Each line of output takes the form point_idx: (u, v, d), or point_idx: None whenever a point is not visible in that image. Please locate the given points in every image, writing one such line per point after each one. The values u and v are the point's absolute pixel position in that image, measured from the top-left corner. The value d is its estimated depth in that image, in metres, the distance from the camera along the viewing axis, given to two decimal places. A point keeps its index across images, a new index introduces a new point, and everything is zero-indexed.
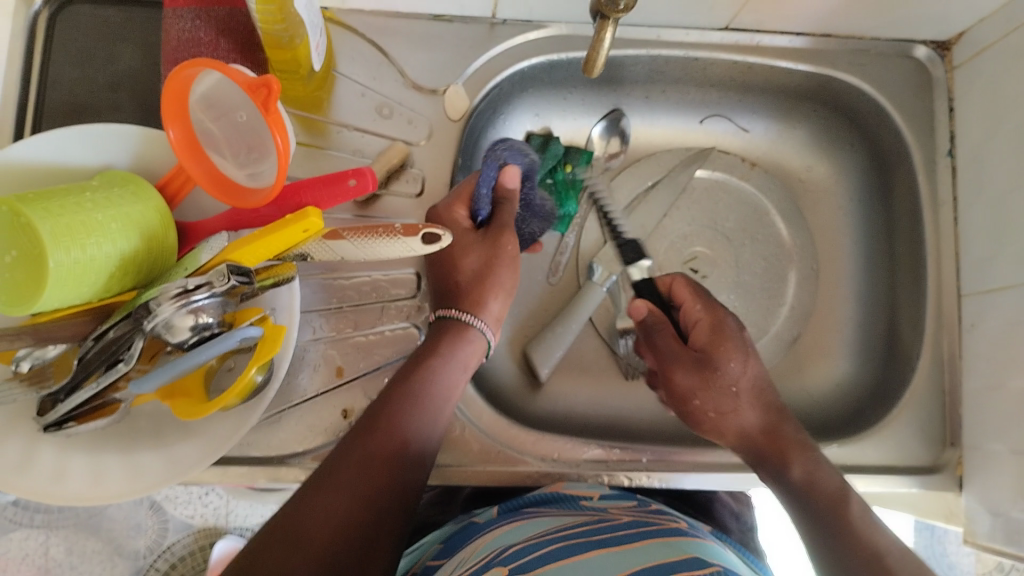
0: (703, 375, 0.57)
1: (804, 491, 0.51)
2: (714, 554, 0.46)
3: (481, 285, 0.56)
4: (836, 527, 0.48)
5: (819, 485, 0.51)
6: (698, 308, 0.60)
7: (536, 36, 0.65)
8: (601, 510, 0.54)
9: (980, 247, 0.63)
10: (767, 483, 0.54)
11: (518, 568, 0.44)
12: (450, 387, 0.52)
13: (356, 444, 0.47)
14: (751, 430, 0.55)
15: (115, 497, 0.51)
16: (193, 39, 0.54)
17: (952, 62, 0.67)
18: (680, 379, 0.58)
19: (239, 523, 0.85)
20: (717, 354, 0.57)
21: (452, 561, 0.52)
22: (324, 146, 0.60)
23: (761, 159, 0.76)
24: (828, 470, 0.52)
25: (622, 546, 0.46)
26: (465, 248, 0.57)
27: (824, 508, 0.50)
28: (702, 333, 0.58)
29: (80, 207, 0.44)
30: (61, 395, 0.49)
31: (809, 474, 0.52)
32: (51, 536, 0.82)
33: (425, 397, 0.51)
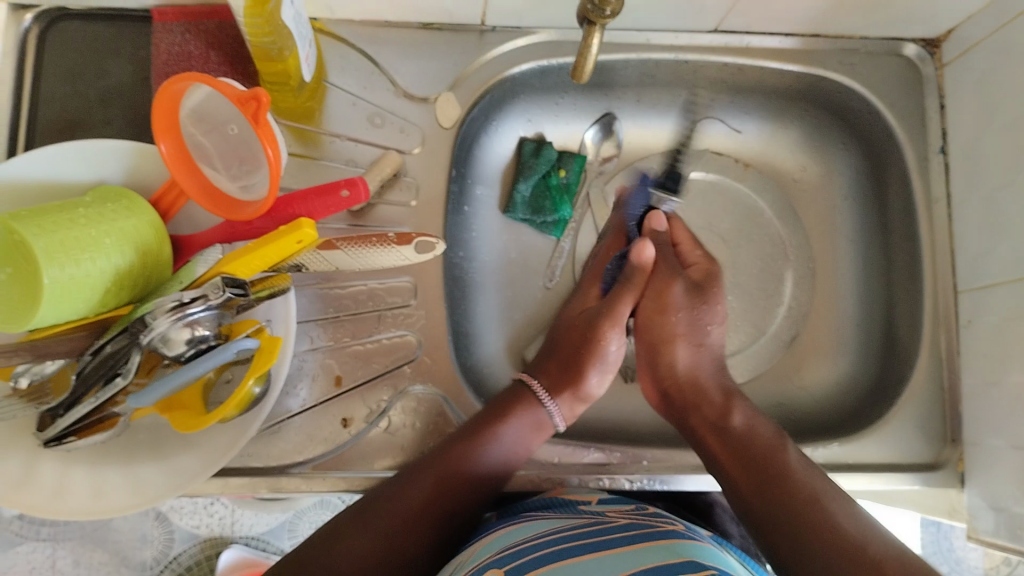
0: (693, 299, 0.64)
1: (743, 432, 0.56)
2: (710, 556, 0.46)
3: (569, 376, 0.61)
4: (778, 469, 0.53)
5: (757, 431, 0.56)
6: (696, 257, 0.67)
7: (525, 42, 0.65)
8: (599, 514, 0.54)
9: (975, 245, 0.63)
10: (699, 417, 0.59)
11: (514, 570, 0.45)
12: (520, 440, 0.57)
13: (416, 474, 0.53)
14: (701, 372, 0.62)
15: (118, 511, 0.51)
16: (184, 53, 0.56)
17: (942, 59, 0.67)
18: (671, 292, 0.64)
19: (245, 532, 0.85)
20: (711, 292, 0.65)
21: (450, 565, 0.52)
22: (317, 156, 0.60)
23: (755, 161, 0.76)
24: (766, 425, 0.57)
25: (616, 550, 0.46)
26: (577, 322, 0.64)
27: (765, 458, 0.54)
28: (699, 274, 0.66)
29: (73, 223, 0.45)
30: (60, 410, 0.49)
31: (749, 426, 0.57)
32: (58, 549, 0.82)
33: (492, 451, 0.55)
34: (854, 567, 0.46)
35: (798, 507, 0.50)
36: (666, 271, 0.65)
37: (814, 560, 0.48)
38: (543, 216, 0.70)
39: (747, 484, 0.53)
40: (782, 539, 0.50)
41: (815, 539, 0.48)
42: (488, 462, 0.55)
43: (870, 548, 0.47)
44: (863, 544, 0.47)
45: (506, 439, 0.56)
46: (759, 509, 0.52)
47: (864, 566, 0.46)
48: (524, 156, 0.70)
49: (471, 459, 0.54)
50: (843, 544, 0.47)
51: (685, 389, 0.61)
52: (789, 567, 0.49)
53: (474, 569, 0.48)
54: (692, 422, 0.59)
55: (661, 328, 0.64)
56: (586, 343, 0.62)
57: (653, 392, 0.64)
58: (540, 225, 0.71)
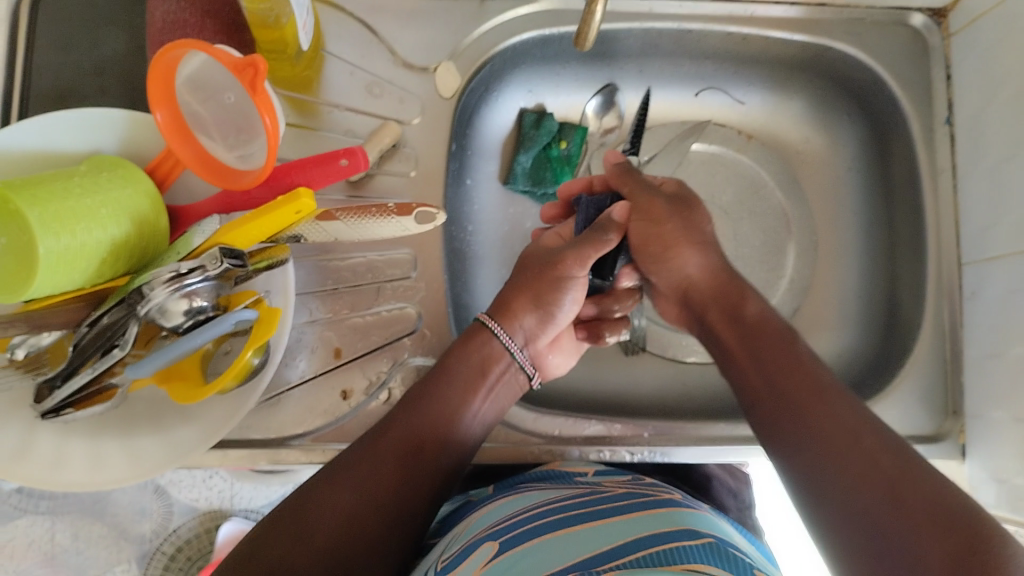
0: (675, 208, 0.61)
1: (755, 322, 0.54)
2: (705, 524, 0.46)
3: (523, 310, 0.58)
4: (785, 359, 0.51)
5: (765, 326, 0.54)
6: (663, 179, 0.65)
7: (526, 12, 0.64)
8: (593, 484, 0.54)
9: (978, 217, 0.63)
10: (716, 319, 0.57)
11: (509, 543, 0.45)
12: (470, 389, 0.54)
13: (376, 439, 0.51)
14: (709, 273, 0.59)
15: (114, 484, 0.51)
16: (179, 21, 0.53)
17: (949, 29, 0.66)
18: (654, 207, 0.60)
19: (245, 506, 0.81)
20: (693, 202, 0.62)
21: (446, 539, 0.52)
22: (315, 127, 0.59)
23: (758, 132, 0.75)
24: (777, 317, 0.55)
25: (610, 519, 0.46)
26: (531, 264, 0.60)
27: (772, 352, 0.52)
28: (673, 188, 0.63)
29: (68, 193, 0.44)
30: (57, 381, 0.49)
31: (762, 316, 0.55)
32: (57, 523, 0.76)
33: (436, 407, 0.53)
34: (846, 457, 0.43)
35: (803, 400, 0.47)
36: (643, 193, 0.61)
37: (810, 456, 0.45)
38: (544, 187, 0.70)
39: (756, 376, 0.51)
40: (785, 431, 0.47)
41: (816, 432, 0.45)
42: (435, 412, 0.53)
43: (863, 439, 0.44)
44: (860, 432, 0.44)
45: (449, 385, 0.54)
46: (769, 404, 0.49)
47: (856, 456, 0.43)
48: (525, 126, 0.69)
49: (419, 411, 0.52)
50: (839, 436, 0.44)
51: (701, 290, 0.59)
52: (789, 462, 0.46)
53: (469, 542, 0.48)
54: (709, 318, 0.58)
55: (653, 243, 0.61)
56: (542, 283, 0.58)
57: (674, 298, 0.62)
58: (541, 197, 0.70)
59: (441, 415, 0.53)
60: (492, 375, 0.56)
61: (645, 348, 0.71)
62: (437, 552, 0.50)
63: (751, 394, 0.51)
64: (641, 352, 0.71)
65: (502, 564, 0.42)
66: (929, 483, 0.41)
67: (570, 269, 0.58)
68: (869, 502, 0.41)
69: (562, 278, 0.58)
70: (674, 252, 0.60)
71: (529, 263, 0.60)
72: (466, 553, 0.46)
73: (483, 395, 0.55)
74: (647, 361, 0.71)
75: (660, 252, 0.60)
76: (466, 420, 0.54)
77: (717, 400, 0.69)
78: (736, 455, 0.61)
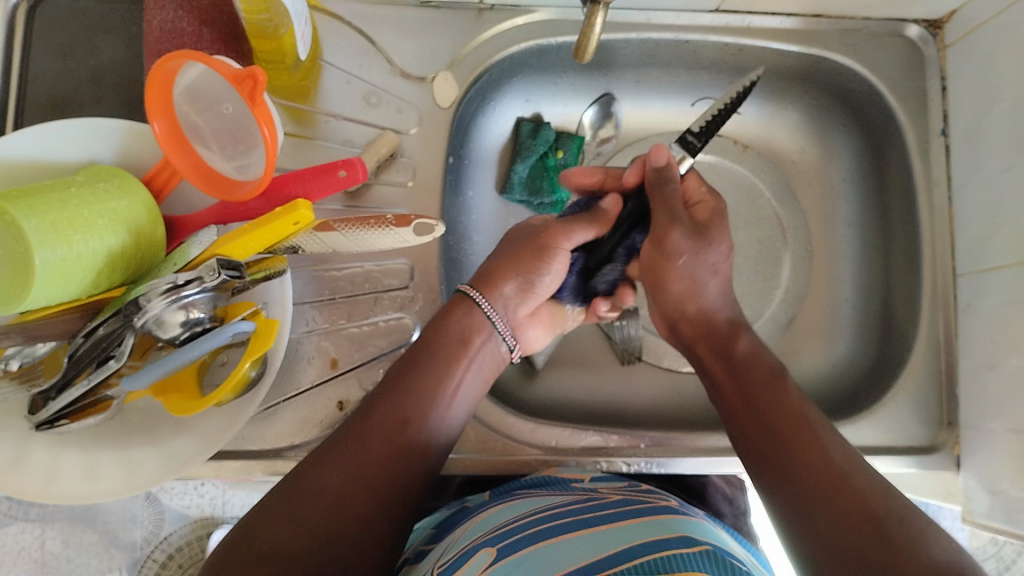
0: (697, 243, 0.57)
1: (745, 361, 0.55)
2: (704, 532, 0.46)
3: (505, 278, 0.57)
4: (773, 394, 0.51)
5: (755, 362, 0.54)
6: (702, 189, 0.61)
7: (524, 21, 0.64)
8: (591, 491, 0.54)
9: (973, 229, 0.63)
10: (708, 356, 0.57)
11: (507, 550, 0.44)
12: (451, 363, 0.54)
13: (362, 418, 0.50)
14: (710, 313, 0.59)
15: (106, 497, 0.50)
16: (176, 30, 0.53)
17: (944, 41, 0.67)
18: (671, 241, 0.56)
19: (237, 513, 0.75)
20: (711, 233, 0.58)
21: (441, 545, 0.52)
22: (312, 137, 0.59)
23: (754, 142, 0.76)
24: (769, 354, 0.56)
25: (609, 524, 0.46)
26: (513, 241, 0.59)
27: (762, 381, 0.53)
28: (703, 212, 0.60)
29: (65, 203, 0.44)
30: (52, 392, 0.48)
31: (754, 350, 0.56)
32: (48, 529, 0.72)
33: (419, 383, 0.52)
34: (832, 495, 0.44)
35: (790, 432, 0.49)
36: (666, 215, 0.56)
37: (796, 489, 0.46)
38: (541, 197, 0.69)
39: (744, 410, 0.52)
40: (768, 457, 0.49)
41: (802, 466, 0.46)
42: (422, 386, 0.52)
43: (850, 479, 0.45)
44: (846, 472, 0.45)
45: (435, 356, 0.54)
46: (755, 432, 0.50)
47: (842, 494, 0.44)
48: (522, 135, 0.69)
49: (405, 380, 0.52)
50: (827, 474, 0.45)
51: (692, 325, 0.59)
52: (774, 495, 0.47)
53: (466, 548, 0.47)
54: (700, 351, 0.58)
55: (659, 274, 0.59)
56: (526, 251, 0.58)
57: (663, 320, 0.62)
58: (538, 206, 0.70)
59: (425, 391, 0.52)
60: (473, 349, 0.55)
61: (641, 358, 0.71)
62: (433, 558, 0.50)
63: (738, 422, 0.52)
64: (637, 361, 0.71)
65: (500, 570, 0.42)
66: (916, 527, 0.42)
67: (559, 240, 0.58)
68: (853, 539, 0.42)
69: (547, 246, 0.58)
70: (678, 286, 0.58)
71: (516, 235, 0.60)
72: (462, 558, 0.45)
73: (466, 367, 0.55)
74: (644, 370, 0.71)
75: (661, 283, 0.59)
76: (448, 397, 0.53)
77: (712, 410, 0.69)
78: (731, 466, 0.61)
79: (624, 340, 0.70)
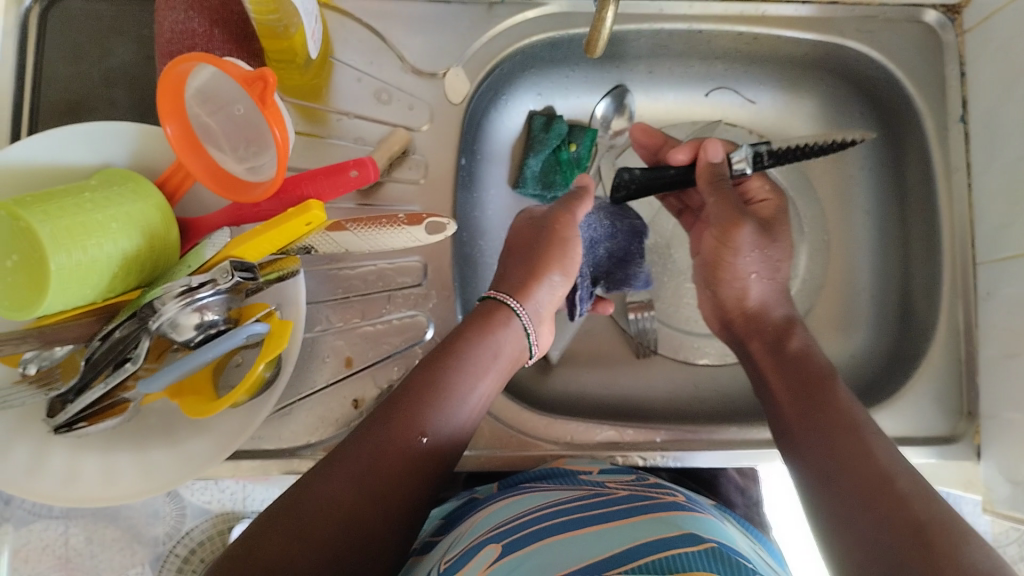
0: (763, 236, 0.62)
1: (798, 360, 0.56)
2: (711, 530, 0.45)
3: (532, 277, 0.57)
4: (820, 393, 0.52)
5: (807, 364, 0.55)
6: (764, 187, 0.65)
7: (535, 14, 0.63)
8: (598, 485, 0.53)
9: (993, 217, 0.62)
10: (761, 355, 0.59)
11: (512, 547, 0.44)
12: (477, 375, 0.53)
13: (379, 426, 0.49)
14: (767, 308, 0.61)
15: (129, 497, 0.51)
16: (188, 31, 0.53)
17: (963, 26, 0.66)
18: (737, 236, 0.61)
19: (260, 507, 0.73)
20: (778, 230, 0.63)
21: (449, 539, 0.52)
22: (324, 135, 0.59)
23: (769, 130, 0.74)
24: (821, 353, 0.57)
25: (614, 522, 0.46)
26: (520, 236, 0.60)
27: (812, 384, 0.53)
28: (767, 210, 0.65)
29: (79, 208, 0.44)
30: (71, 395, 0.48)
31: (804, 350, 0.57)
32: (71, 526, 0.69)
33: (445, 393, 0.51)
34: (871, 491, 0.44)
35: (834, 433, 0.49)
36: (735, 212, 0.60)
37: (838, 484, 0.46)
38: (554, 190, 0.69)
39: (793, 409, 0.52)
40: (817, 457, 0.48)
41: (846, 464, 0.47)
42: (445, 393, 0.51)
43: (896, 483, 0.44)
44: (892, 471, 0.45)
45: (460, 363, 0.52)
46: (802, 428, 0.51)
47: (883, 492, 0.44)
48: (534, 130, 0.69)
49: (428, 386, 0.51)
50: (871, 471, 0.45)
51: (748, 319, 0.61)
52: (817, 494, 0.47)
53: (472, 544, 0.47)
54: (751, 347, 0.60)
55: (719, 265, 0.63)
56: (547, 245, 0.58)
57: (715, 318, 0.64)
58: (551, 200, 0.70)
59: (449, 403, 0.51)
60: (499, 361, 0.55)
61: (657, 350, 0.70)
62: (439, 552, 0.50)
63: (784, 419, 0.53)
64: (653, 354, 0.70)
65: (505, 568, 0.42)
66: (957, 530, 0.41)
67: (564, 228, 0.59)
68: (890, 533, 0.42)
69: (567, 237, 0.59)
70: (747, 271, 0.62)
71: (522, 235, 0.60)
72: (469, 554, 0.45)
73: (488, 378, 0.54)
74: (660, 363, 0.70)
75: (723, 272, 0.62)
76: (467, 409, 0.53)
77: (728, 403, 0.68)
78: (750, 459, 0.61)
79: (639, 333, 0.70)
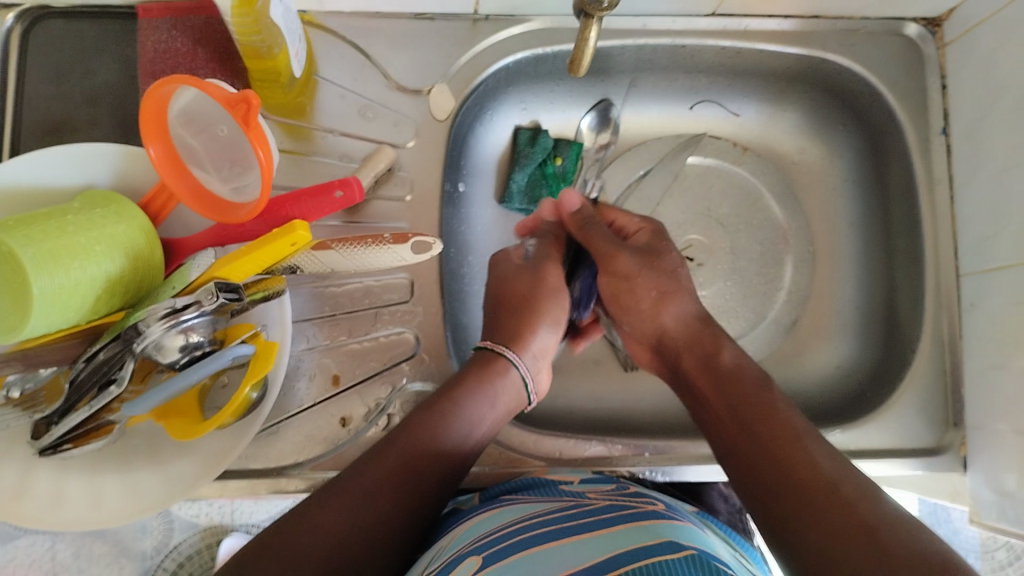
0: (645, 261, 0.60)
1: (732, 369, 0.54)
2: (689, 536, 0.45)
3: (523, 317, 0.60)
4: (754, 402, 0.51)
5: (742, 372, 0.54)
6: (635, 220, 0.63)
7: (519, 31, 0.63)
8: (579, 496, 0.53)
9: (976, 230, 0.63)
10: (690, 368, 0.57)
11: (492, 558, 0.44)
12: (476, 420, 0.53)
13: (377, 460, 0.49)
14: (691, 323, 0.58)
15: (118, 520, 0.51)
16: (170, 50, 0.55)
17: (943, 39, 0.66)
18: (620, 264, 0.59)
19: (248, 520, 0.71)
20: (663, 250, 0.61)
21: (431, 551, 0.51)
22: (309, 153, 0.59)
23: (753, 143, 0.75)
24: (754, 365, 0.55)
25: (592, 533, 0.46)
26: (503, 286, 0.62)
27: (751, 404, 0.51)
28: (643, 237, 0.62)
29: (61, 231, 0.44)
30: (55, 417, 0.48)
31: (738, 363, 0.55)
32: (58, 541, 0.67)
33: (445, 433, 0.51)
34: (824, 509, 0.42)
35: (780, 446, 0.47)
36: (609, 245, 0.60)
37: (788, 511, 0.44)
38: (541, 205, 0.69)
39: (733, 425, 0.51)
40: (765, 469, 0.47)
41: (792, 483, 0.45)
42: (443, 435, 0.51)
43: (842, 488, 0.43)
44: (837, 485, 0.43)
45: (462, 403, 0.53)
46: (745, 449, 0.49)
47: (833, 508, 0.42)
48: (521, 144, 0.69)
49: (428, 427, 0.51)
50: (816, 486, 0.44)
51: (677, 337, 0.58)
52: (766, 509, 0.46)
53: (452, 557, 0.47)
54: (682, 365, 0.57)
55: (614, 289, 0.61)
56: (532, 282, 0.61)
57: (646, 343, 0.62)
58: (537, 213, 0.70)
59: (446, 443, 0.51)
60: (498, 408, 0.55)
61: None
62: (420, 566, 0.49)
63: (727, 441, 0.50)
64: (640, 366, 0.70)
65: None
66: (905, 534, 0.40)
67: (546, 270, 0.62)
68: (846, 547, 0.40)
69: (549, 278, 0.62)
70: (649, 301, 0.60)
71: (505, 277, 0.62)
72: (449, 567, 0.45)
73: (484, 422, 0.54)
74: (647, 376, 0.71)
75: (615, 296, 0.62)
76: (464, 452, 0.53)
77: None
78: None
79: (625, 346, 0.70)
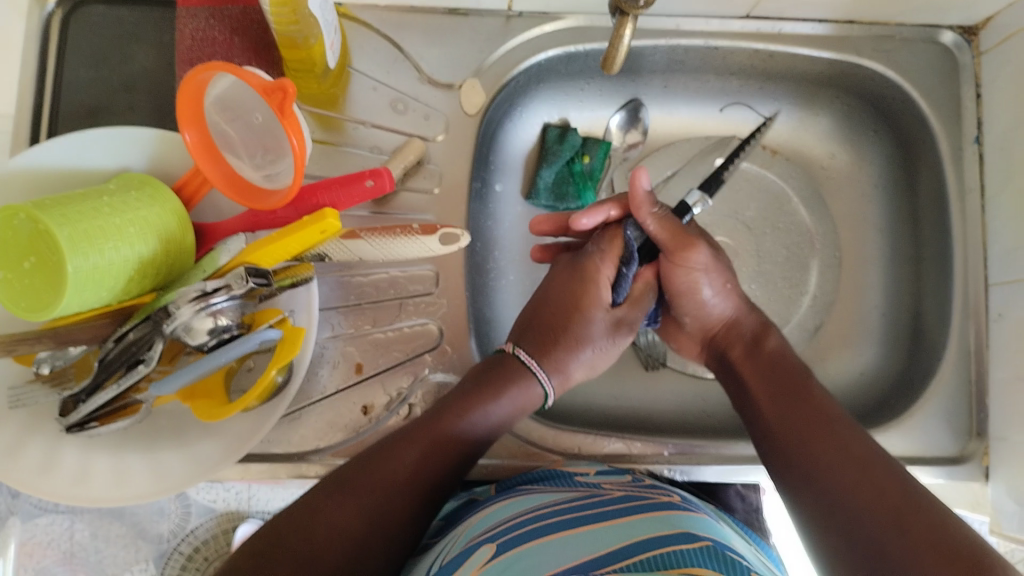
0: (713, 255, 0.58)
1: (774, 359, 0.56)
2: (705, 528, 0.45)
3: (549, 302, 0.58)
4: (794, 392, 0.53)
5: (782, 363, 0.56)
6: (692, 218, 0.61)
7: (552, 29, 0.64)
8: (595, 486, 0.53)
9: (1007, 240, 0.62)
10: (736, 359, 0.58)
11: (506, 546, 0.44)
12: (488, 428, 0.53)
13: (392, 454, 0.50)
14: (745, 316, 0.59)
15: (139, 497, 0.51)
16: (209, 37, 0.55)
17: (979, 48, 0.66)
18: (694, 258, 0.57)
19: (264, 508, 0.71)
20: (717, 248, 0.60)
21: (448, 538, 0.51)
22: (339, 143, 0.60)
23: (783, 147, 0.75)
24: (796, 354, 0.57)
25: (605, 522, 0.46)
26: (554, 278, 0.60)
27: (790, 393, 0.53)
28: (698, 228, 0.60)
29: (97, 212, 0.44)
30: (82, 395, 0.49)
31: (779, 353, 0.57)
32: (76, 522, 0.67)
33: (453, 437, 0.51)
34: (858, 493, 0.45)
35: (817, 433, 0.50)
36: (679, 236, 0.56)
37: (819, 489, 0.47)
38: (566, 203, 0.69)
39: (772, 412, 0.53)
40: (802, 453, 0.49)
41: (829, 468, 0.47)
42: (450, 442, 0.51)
43: (874, 471, 0.46)
44: (869, 468, 0.46)
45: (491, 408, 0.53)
46: (783, 435, 0.51)
47: (864, 488, 0.45)
48: (549, 141, 0.69)
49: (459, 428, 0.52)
50: (851, 468, 0.46)
51: (727, 327, 0.59)
52: (799, 496, 0.48)
53: (468, 544, 0.47)
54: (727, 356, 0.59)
55: (671, 272, 0.58)
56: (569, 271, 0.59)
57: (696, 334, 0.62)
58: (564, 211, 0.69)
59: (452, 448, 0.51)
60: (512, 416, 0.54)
61: (665, 363, 0.70)
62: (436, 552, 0.50)
63: (765, 427, 0.53)
64: (660, 367, 0.70)
65: (499, 565, 0.42)
66: (936, 516, 0.42)
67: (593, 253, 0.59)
68: (880, 529, 0.43)
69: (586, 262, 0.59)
70: (713, 290, 0.58)
71: (558, 271, 0.61)
72: (466, 552, 0.46)
73: (496, 427, 0.54)
74: (668, 376, 0.71)
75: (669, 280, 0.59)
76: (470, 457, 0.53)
77: (735, 419, 0.68)
78: (754, 474, 0.61)
79: (649, 345, 0.69)
